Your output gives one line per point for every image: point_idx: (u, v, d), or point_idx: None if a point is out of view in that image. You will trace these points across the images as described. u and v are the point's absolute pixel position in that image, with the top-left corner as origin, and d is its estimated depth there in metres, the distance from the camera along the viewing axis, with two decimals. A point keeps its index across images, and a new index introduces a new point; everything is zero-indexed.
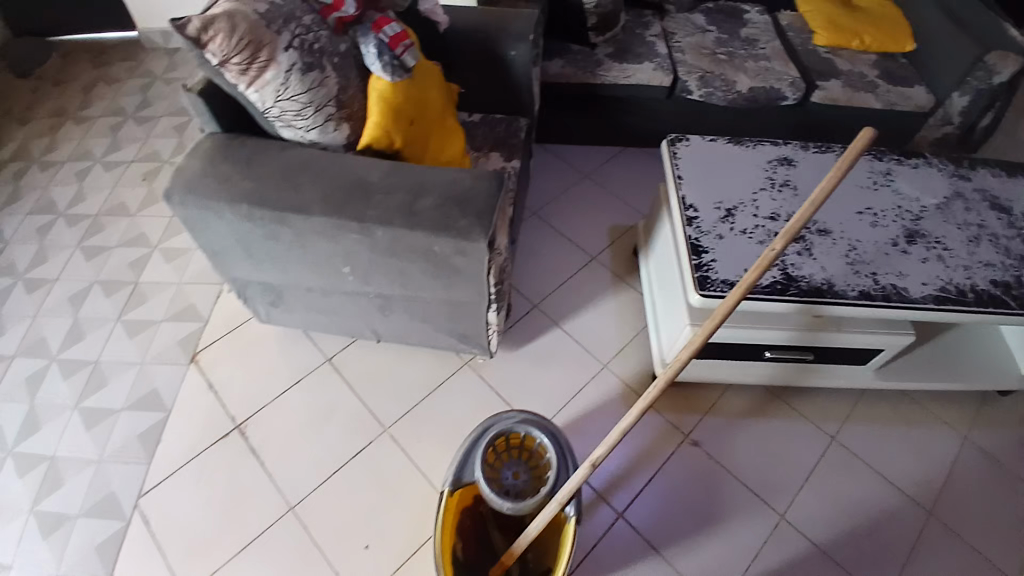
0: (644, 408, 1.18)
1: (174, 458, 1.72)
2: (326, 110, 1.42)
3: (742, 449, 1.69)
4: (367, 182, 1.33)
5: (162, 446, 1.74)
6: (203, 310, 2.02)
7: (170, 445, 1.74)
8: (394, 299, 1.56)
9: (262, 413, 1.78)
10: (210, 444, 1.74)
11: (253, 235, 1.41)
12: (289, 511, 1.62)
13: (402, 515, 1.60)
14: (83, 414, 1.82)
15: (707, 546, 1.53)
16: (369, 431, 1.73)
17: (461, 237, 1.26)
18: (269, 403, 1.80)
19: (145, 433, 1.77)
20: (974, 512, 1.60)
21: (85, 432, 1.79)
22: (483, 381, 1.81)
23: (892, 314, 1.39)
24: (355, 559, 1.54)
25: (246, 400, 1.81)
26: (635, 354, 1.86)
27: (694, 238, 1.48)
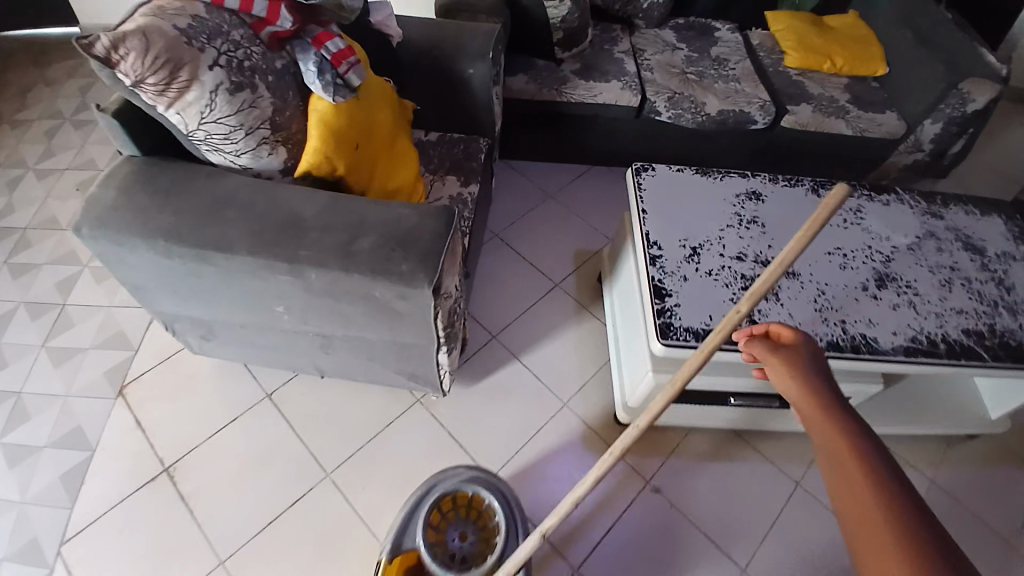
0: (600, 475, 1.09)
1: (99, 502, 1.56)
2: (260, 132, 1.29)
3: (703, 495, 1.62)
4: (300, 218, 1.20)
5: (88, 489, 1.58)
6: (136, 338, 1.85)
7: (96, 488, 1.58)
8: (337, 338, 1.43)
9: (195, 453, 1.64)
10: (138, 487, 1.58)
11: (175, 273, 1.26)
12: (218, 564, 1.47)
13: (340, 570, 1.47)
14: (4, 451, 1.65)
15: None
16: (307, 477, 1.60)
17: (404, 282, 1.15)
18: (204, 441, 1.66)
19: (71, 473, 1.61)
20: None
21: (8, 470, 1.62)
22: (433, 421, 1.69)
23: (862, 366, 1.36)
24: None
25: (179, 439, 1.66)
26: (598, 390, 1.78)
27: (657, 280, 1.40)
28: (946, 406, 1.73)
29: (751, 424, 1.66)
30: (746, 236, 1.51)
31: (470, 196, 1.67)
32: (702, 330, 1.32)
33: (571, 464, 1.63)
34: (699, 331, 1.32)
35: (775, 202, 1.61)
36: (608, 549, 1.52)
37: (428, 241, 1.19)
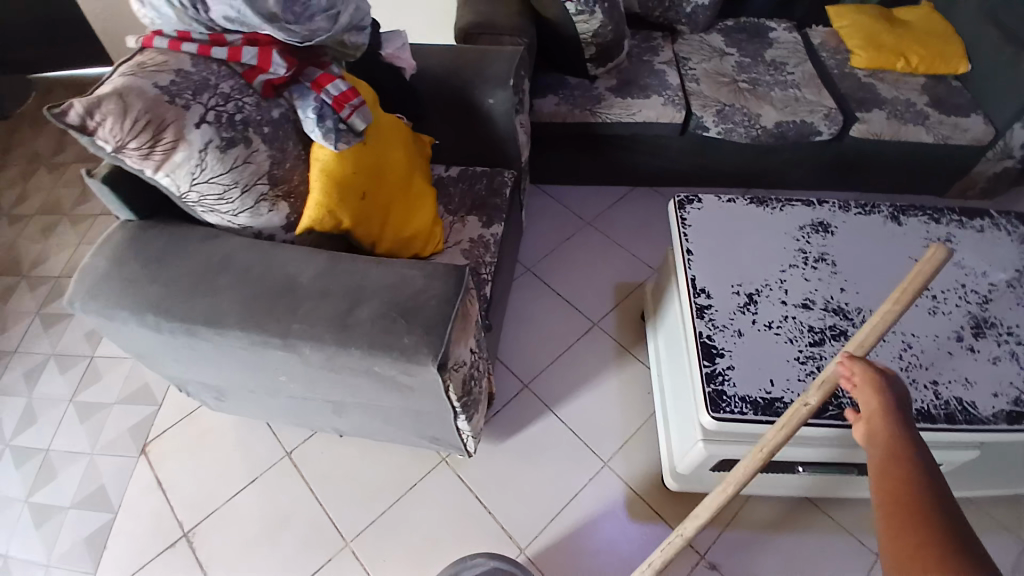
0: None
1: (119, 568, 1.49)
2: (258, 186, 1.19)
3: (767, 574, 1.40)
4: (295, 285, 1.09)
5: (106, 556, 1.51)
6: (159, 395, 1.79)
7: (107, 558, 1.50)
8: (347, 404, 1.32)
9: (217, 519, 1.54)
10: (155, 554, 1.50)
11: (173, 344, 1.17)
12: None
13: None
14: (32, 510, 1.60)
15: None
16: (323, 546, 1.48)
17: (405, 358, 1.01)
18: (223, 505, 1.57)
19: (92, 537, 1.54)
20: None
21: (35, 531, 1.57)
22: (460, 482, 1.55)
23: (957, 438, 1.12)
24: None
25: (195, 502, 1.57)
26: (644, 447, 1.59)
27: (705, 335, 1.21)
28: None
29: (822, 491, 1.43)
30: (814, 280, 1.30)
31: (495, 239, 1.52)
32: (762, 399, 1.12)
33: (614, 534, 1.45)
34: (759, 402, 1.12)
35: (845, 236, 1.39)
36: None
37: (433, 308, 1.05)
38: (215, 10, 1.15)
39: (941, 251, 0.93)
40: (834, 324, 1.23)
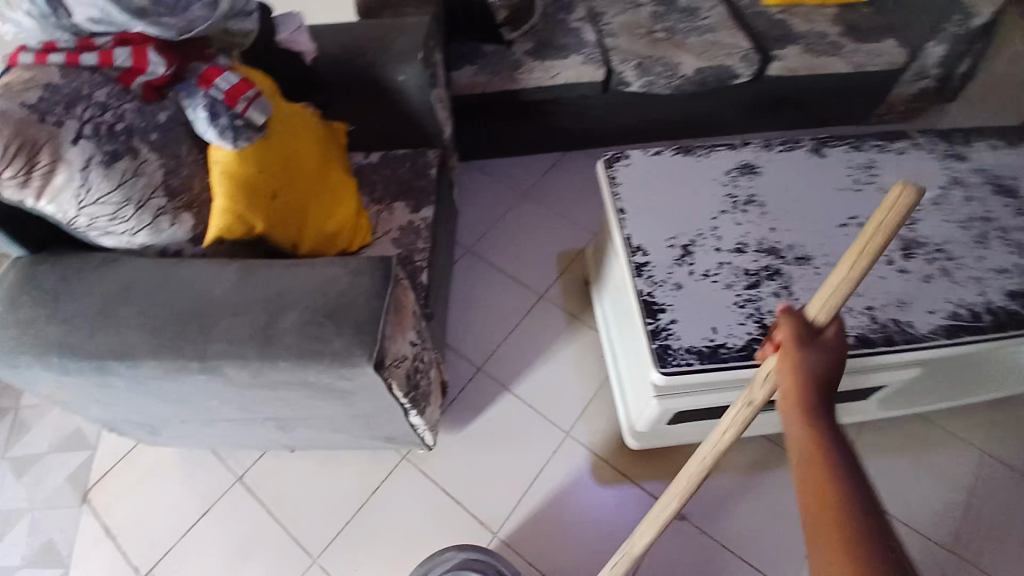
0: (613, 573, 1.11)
1: None
2: (152, 201, 1.09)
3: (736, 514, 1.44)
4: (209, 303, 1.01)
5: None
6: (94, 437, 1.67)
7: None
8: (291, 419, 1.25)
9: (175, 555, 1.46)
10: None
11: (84, 384, 1.07)
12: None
13: None
14: None
15: None
16: (292, 567, 1.42)
17: (339, 363, 0.96)
18: (180, 540, 1.48)
19: None
20: (1000, 542, 1.42)
21: None
22: (425, 476, 1.51)
23: (896, 357, 1.16)
24: None
25: (150, 543, 1.48)
26: (603, 410, 1.59)
27: (646, 293, 1.19)
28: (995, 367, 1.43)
29: (776, 425, 1.47)
30: (745, 224, 1.31)
31: (426, 223, 1.46)
32: (707, 347, 1.12)
33: (583, 504, 1.45)
34: (704, 351, 1.12)
35: (772, 175, 1.40)
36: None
37: (363, 305, 0.99)
38: (77, 12, 1.05)
39: (909, 195, 0.71)
40: (768, 265, 1.24)
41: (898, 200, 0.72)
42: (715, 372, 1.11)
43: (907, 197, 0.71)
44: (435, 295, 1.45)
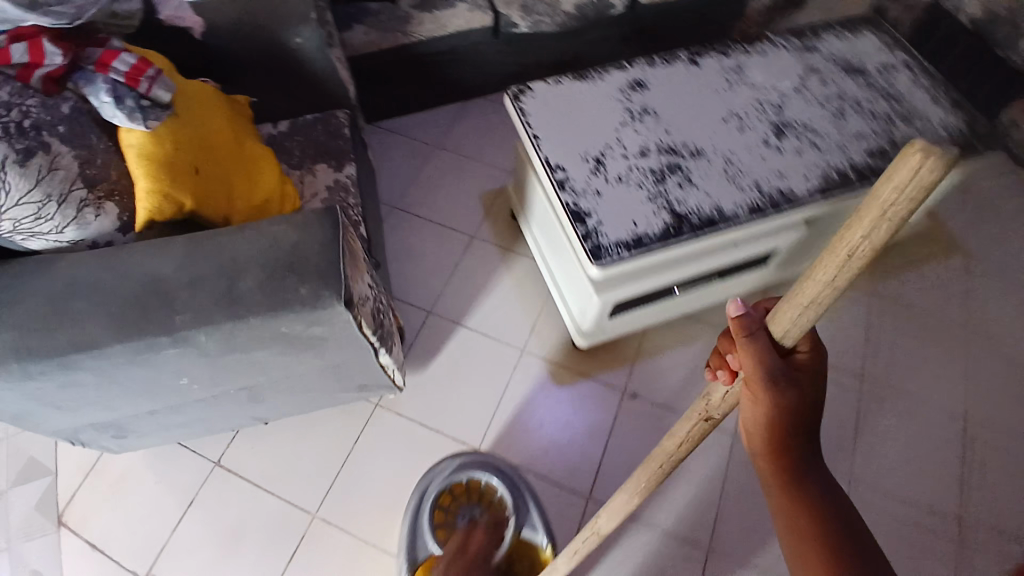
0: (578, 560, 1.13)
1: None
2: (74, 193, 1.06)
3: (680, 383, 1.66)
4: (161, 280, 1.02)
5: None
6: (50, 464, 1.61)
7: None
8: (264, 386, 1.29)
9: (172, 549, 1.48)
10: None
11: (47, 389, 1.06)
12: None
13: None
14: None
15: (677, 491, 1.52)
16: (293, 528, 1.48)
17: (311, 309, 1.03)
18: (173, 536, 1.49)
19: None
20: (882, 359, 1.75)
21: None
22: (402, 418, 1.60)
23: (784, 219, 1.37)
24: None
25: (140, 547, 1.48)
26: (550, 326, 1.73)
27: (572, 204, 1.33)
28: None
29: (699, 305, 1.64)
30: (644, 132, 1.46)
31: (353, 181, 1.51)
32: (632, 239, 1.28)
33: (549, 409, 1.60)
34: (631, 243, 1.28)
35: (659, 88, 1.56)
36: (617, 482, 1.52)
37: (321, 253, 1.05)
38: None
39: (934, 168, 0.45)
40: (669, 162, 1.41)
41: (919, 179, 0.46)
42: (641, 257, 1.28)
43: (930, 172, 0.45)
44: (376, 248, 1.51)
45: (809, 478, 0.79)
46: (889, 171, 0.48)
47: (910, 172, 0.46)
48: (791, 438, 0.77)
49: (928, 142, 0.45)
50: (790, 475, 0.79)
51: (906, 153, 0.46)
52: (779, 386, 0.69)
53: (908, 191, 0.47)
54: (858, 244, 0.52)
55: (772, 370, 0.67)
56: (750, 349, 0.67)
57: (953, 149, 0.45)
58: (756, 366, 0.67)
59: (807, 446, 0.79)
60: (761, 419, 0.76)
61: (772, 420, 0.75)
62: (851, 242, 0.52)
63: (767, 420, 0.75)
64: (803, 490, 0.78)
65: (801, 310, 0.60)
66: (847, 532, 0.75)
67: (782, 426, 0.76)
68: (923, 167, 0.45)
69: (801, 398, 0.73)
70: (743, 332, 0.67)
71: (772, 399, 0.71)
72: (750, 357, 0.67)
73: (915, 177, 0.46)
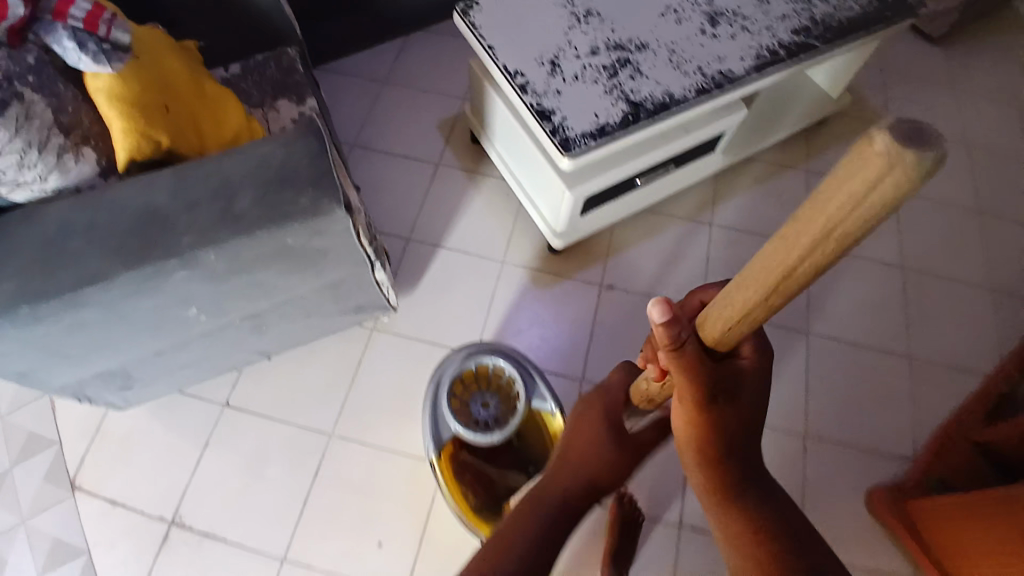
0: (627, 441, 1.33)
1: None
2: (52, 139, 1.06)
3: (649, 270, 1.79)
4: (155, 206, 1.04)
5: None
6: (51, 436, 1.56)
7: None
8: (267, 313, 1.33)
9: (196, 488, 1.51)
10: (155, 553, 1.44)
11: (56, 331, 1.07)
12: (283, 563, 1.43)
13: (394, 502, 1.49)
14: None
15: None
16: (313, 448, 1.54)
17: (312, 218, 1.07)
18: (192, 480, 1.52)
19: None
20: None
21: None
22: (401, 336, 1.68)
23: (727, 98, 1.49)
24: (366, 559, 1.44)
25: (164, 492, 1.50)
26: (524, 237, 1.83)
27: (535, 104, 1.40)
28: (796, 95, 1.85)
29: (656, 196, 1.77)
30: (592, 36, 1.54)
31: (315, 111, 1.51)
32: (596, 129, 1.38)
33: (536, 309, 1.72)
34: (595, 133, 1.37)
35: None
36: (605, 363, 1.66)
37: (309, 163, 1.07)
38: None
39: (904, 175, 0.38)
40: (619, 57, 1.49)
41: (886, 183, 0.39)
42: (604, 148, 1.39)
43: (899, 177, 0.38)
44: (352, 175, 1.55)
45: (747, 495, 0.68)
46: (840, 174, 0.42)
47: (867, 182, 0.40)
48: (723, 452, 0.68)
49: (897, 142, 0.37)
50: (728, 490, 0.68)
51: (863, 155, 0.39)
52: (711, 402, 0.65)
53: (867, 199, 0.41)
54: (811, 241, 0.46)
55: (700, 385, 0.64)
56: (682, 363, 0.62)
57: (926, 152, 0.37)
58: (686, 379, 0.64)
59: (744, 459, 0.69)
60: (694, 428, 0.68)
61: (701, 430, 0.67)
62: (800, 240, 0.47)
63: (698, 430, 0.67)
64: (739, 504, 0.67)
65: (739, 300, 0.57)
66: (794, 560, 0.64)
67: (714, 434, 0.67)
68: (889, 170, 0.38)
69: (728, 411, 0.67)
70: (670, 344, 0.59)
71: (698, 412, 0.66)
72: (685, 374, 0.63)
73: (874, 186, 0.39)
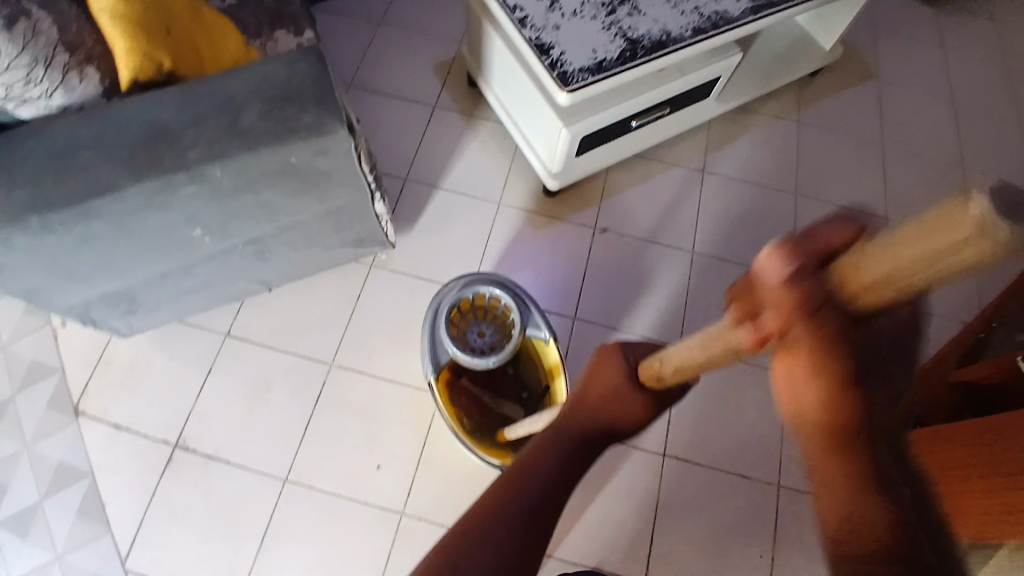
0: None
1: (130, 515, 1.14)
2: (58, 57, 0.91)
3: (636, 213, 1.45)
4: (163, 120, 0.81)
5: (122, 556, 1.12)
6: (65, 363, 1.24)
7: (119, 541, 1.12)
8: (270, 238, 1.02)
9: (208, 426, 1.20)
10: (159, 477, 1.16)
11: (53, 258, 0.84)
12: (285, 484, 1.17)
13: (407, 439, 1.21)
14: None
15: (667, 313, 1.36)
16: (309, 378, 1.24)
17: (319, 138, 0.83)
18: (193, 413, 1.21)
19: (88, 506, 1.15)
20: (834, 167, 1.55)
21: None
22: (401, 277, 1.35)
23: (723, 41, 1.28)
24: (367, 485, 1.17)
25: (168, 411, 1.21)
26: (520, 177, 1.50)
27: (532, 38, 1.21)
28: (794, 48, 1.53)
29: (648, 139, 1.44)
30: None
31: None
32: (593, 64, 1.18)
33: (524, 255, 1.40)
34: (592, 70, 1.18)
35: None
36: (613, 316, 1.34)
37: (316, 80, 0.85)
38: None
39: (984, 251, 0.27)
40: None
41: (955, 261, 0.28)
42: (600, 88, 1.20)
43: (970, 258, 0.28)
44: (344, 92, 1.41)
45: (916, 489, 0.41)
46: (924, 220, 0.29)
47: (948, 245, 0.28)
48: (863, 440, 0.39)
49: (994, 212, 0.26)
50: (851, 477, 0.39)
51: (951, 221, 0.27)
52: (854, 375, 0.37)
53: (934, 265, 0.29)
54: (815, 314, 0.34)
55: (829, 353, 0.36)
56: (803, 327, 0.35)
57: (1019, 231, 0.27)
58: (811, 348, 0.36)
59: (892, 445, 0.40)
60: (821, 416, 0.39)
61: (831, 415, 0.38)
62: (797, 311, 0.35)
63: (820, 419, 0.39)
64: (871, 509, 0.38)
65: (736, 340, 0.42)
66: None
67: (847, 421, 0.38)
68: (967, 249, 0.27)
69: (873, 379, 0.38)
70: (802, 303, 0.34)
71: (828, 393, 0.37)
72: (805, 338, 0.35)
73: (950, 254, 0.28)
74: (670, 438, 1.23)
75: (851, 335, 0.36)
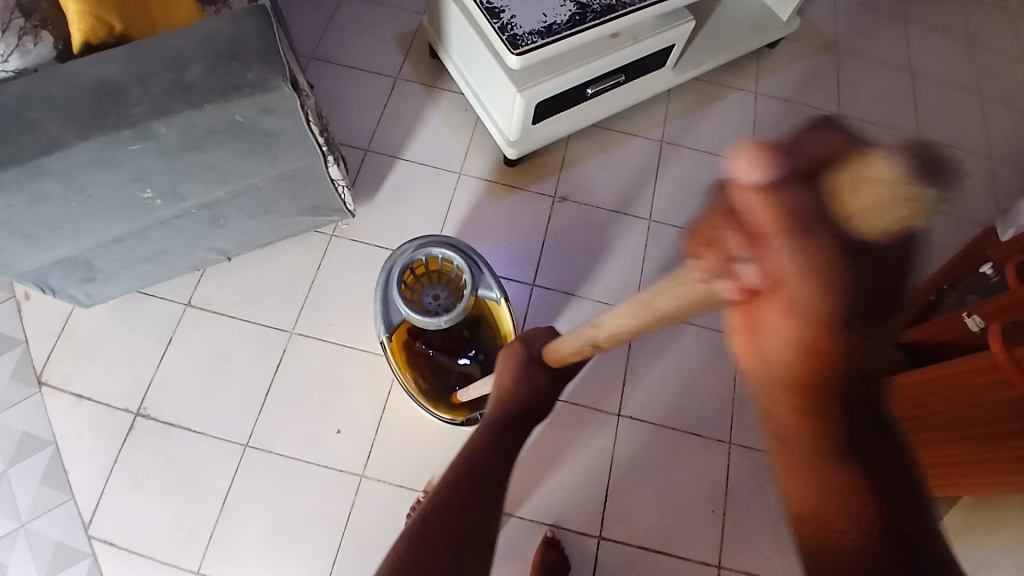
0: (552, 553, 0.87)
1: (75, 486, 0.88)
2: (14, 25, 0.68)
3: (668, 366, 1.01)
4: (98, 74, 0.63)
5: (29, 533, 0.86)
6: (15, 333, 0.95)
7: (70, 512, 0.87)
8: (219, 217, 0.83)
9: (83, 425, 0.90)
10: (27, 464, 0.89)
11: (17, 221, 0.67)
12: (91, 535, 0.86)
13: (320, 517, 0.87)
14: None
15: (678, 471, 0.96)
16: (205, 398, 0.92)
17: (265, 96, 0.66)
18: (154, 382, 0.92)
19: (39, 474, 0.88)
20: None
21: None
22: (360, 248, 1.00)
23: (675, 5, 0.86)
24: (218, 547, 0.86)
25: (80, 381, 0.92)
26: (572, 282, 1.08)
27: (461, 71, 1.01)
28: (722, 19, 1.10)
29: None
30: (710, 121, 1.13)
31: (401, 84, 1.10)
32: (617, 195, 1.05)
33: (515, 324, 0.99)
34: (540, 30, 0.81)
35: (790, 37, 1.22)
36: (614, 499, 0.93)
37: (263, 33, 0.66)
38: None
39: (905, 208, 0.27)
40: None
41: (873, 221, 0.27)
42: (548, 50, 0.81)
43: (889, 222, 0.27)
44: (408, 134, 1.07)
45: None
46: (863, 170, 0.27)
47: (887, 196, 0.26)
48: (839, 435, 0.36)
49: (905, 173, 0.26)
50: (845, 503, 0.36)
51: (745, 153, 0.28)
52: None
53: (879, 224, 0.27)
54: (752, 271, 0.30)
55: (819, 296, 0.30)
56: (784, 251, 0.28)
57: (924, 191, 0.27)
58: (797, 271, 0.29)
59: (862, 441, 0.37)
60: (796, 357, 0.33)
61: (801, 370, 0.34)
62: (750, 276, 0.30)
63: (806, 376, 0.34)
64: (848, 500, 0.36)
65: (691, 288, 0.37)
66: None
67: (837, 377, 0.34)
68: (891, 209, 0.27)
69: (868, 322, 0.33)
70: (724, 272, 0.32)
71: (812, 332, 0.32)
72: (798, 264, 0.29)
73: (889, 213, 0.27)
74: (615, 541, 0.92)
75: (855, 277, 0.30)
